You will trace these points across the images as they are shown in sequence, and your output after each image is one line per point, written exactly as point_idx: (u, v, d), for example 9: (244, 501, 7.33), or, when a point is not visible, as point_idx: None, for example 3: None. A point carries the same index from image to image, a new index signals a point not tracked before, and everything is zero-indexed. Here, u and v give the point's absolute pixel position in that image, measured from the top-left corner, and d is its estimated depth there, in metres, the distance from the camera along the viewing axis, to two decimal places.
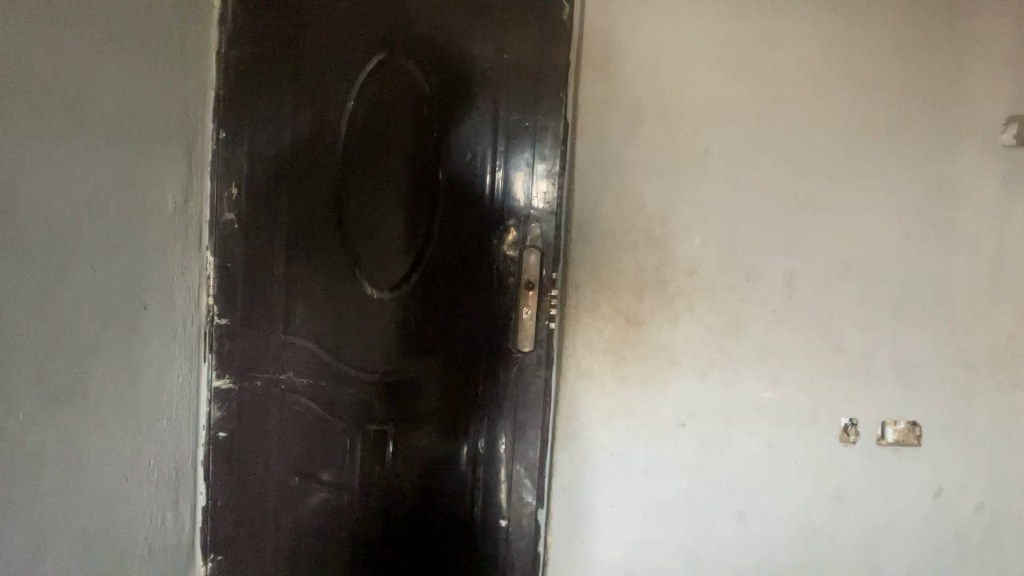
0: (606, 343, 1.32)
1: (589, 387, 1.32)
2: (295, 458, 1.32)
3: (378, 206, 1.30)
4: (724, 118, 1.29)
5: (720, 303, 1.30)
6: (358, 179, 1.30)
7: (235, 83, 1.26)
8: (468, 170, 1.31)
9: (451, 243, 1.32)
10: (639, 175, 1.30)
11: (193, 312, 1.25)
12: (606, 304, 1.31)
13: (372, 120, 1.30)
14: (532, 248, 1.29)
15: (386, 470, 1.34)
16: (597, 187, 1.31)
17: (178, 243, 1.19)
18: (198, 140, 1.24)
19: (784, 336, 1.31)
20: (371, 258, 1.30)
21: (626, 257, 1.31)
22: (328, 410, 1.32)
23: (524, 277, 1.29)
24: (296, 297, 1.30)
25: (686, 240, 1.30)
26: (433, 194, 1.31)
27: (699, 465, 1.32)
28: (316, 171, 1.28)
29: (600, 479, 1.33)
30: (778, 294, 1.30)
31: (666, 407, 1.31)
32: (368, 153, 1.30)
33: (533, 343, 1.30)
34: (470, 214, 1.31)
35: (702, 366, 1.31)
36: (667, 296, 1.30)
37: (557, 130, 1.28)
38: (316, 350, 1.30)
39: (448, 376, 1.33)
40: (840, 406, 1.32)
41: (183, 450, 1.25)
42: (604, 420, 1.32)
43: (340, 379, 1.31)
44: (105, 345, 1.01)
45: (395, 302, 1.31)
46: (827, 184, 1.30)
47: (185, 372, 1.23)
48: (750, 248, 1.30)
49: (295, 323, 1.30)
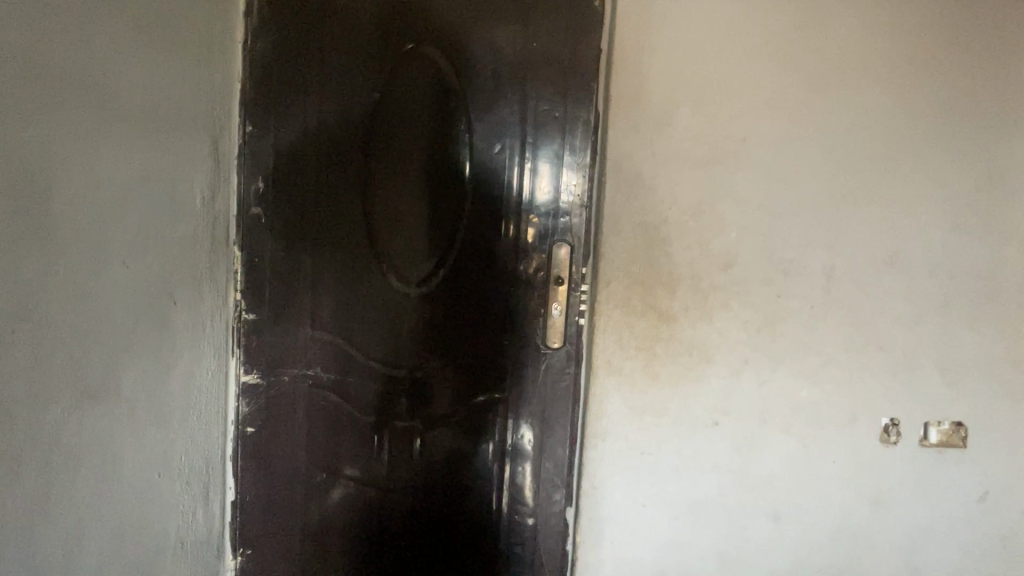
0: (638, 340, 1.28)
1: (620, 385, 1.29)
2: (322, 453, 1.32)
3: (405, 201, 1.28)
4: (763, 106, 1.24)
5: (756, 299, 1.26)
6: (384, 173, 1.28)
7: (262, 76, 1.25)
8: (496, 163, 1.28)
9: (479, 238, 1.29)
10: (674, 166, 1.25)
11: (221, 307, 1.24)
12: (638, 300, 1.27)
13: (398, 112, 1.27)
14: (561, 242, 1.27)
15: (412, 466, 1.33)
16: (630, 179, 1.26)
17: (206, 239, 1.18)
18: (224, 135, 1.23)
19: (822, 333, 1.26)
20: (398, 253, 1.29)
21: (658, 251, 1.27)
22: (355, 405, 1.31)
23: (553, 272, 1.27)
24: (323, 293, 1.29)
25: (721, 234, 1.26)
26: (459, 188, 1.28)
27: (733, 465, 1.29)
28: (341, 166, 1.26)
29: (630, 478, 1.30)
30: (817, 290, 1.26)
31: (699, 405, 1.28)
32: (394, 147, 1.27)
33: (562, 340, 1.28)
34: (497, 207, 1.28)
35: (737, 364, 1.27)
36: (701, 291, 1.26)
37: (588, 121, 1.26)
38: (342, 345, 1.29)
39: (475, 373, 1.31)
40: (880, 406, 1.27)
41: (212, 446, 1.25)
42: (635, 419, 1.29)
43: (367, 375, 1.30)
44: (137, 343, 1.01)
45: (421, 297, 1.30)
46: (870, 175, 1.24)
47: (214, 368, 1.23)
48: (788, 242, 1.25)
49: (321, 319, 1.29)
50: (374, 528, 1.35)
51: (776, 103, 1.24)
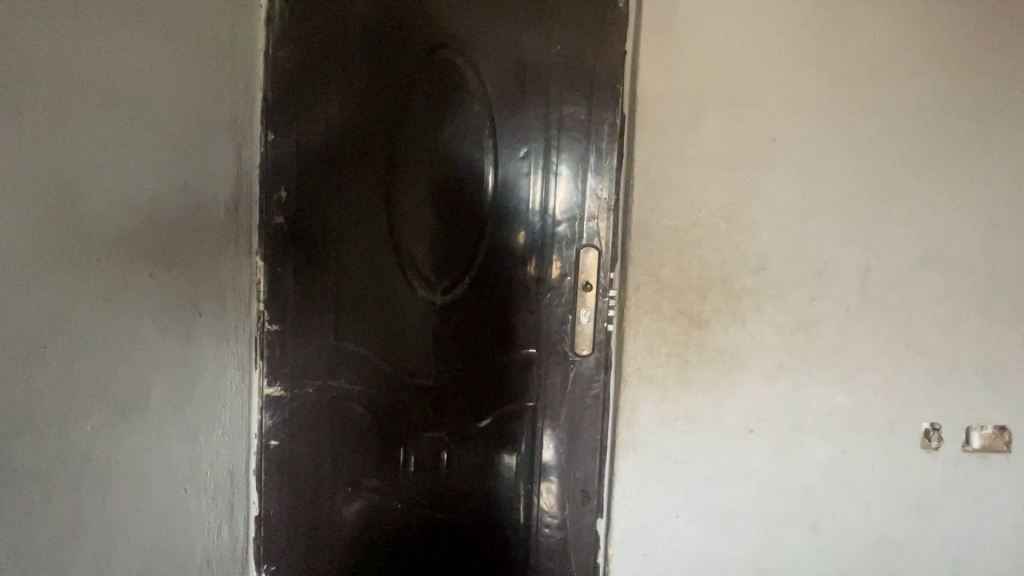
0: (669, 346, 1.24)
1: (651, 393, 1.25)
2: (346, 466, 1.29)
3: (429, 207, 1.26)
4: (792, 105, 1.22)
5: (790, 302, 1.23)
6: (408, 180, 1.26)
7: (284, 82, 1.24)
8: (520, 167, 1.26)
9: (505, 244, 1.26)
10: (703, 167, 1.23)
11: (245, 319, 1.22)
12: (669, 304, 1.24)
13: (422, 118, 1.25)
14: (588, 246, 1.25)
15: (438, 478, 1.30)
16: (658, 182, 1.23)
17: (229, 249, 1.16)
18: (247, 143, 1.21)
19: (858, 336, 1.23)
20: (423, 261, 1.27)
21: (688, 255, 1.23)
22: (379, 416, 1.28)
23: (581, 278, 1.25)
24: (347, 302, 1.27)
25: (751, 236, 1.23)
26: (484, 194, 1.26)
27: (769, 473, 1.25)
28: (365, 173, 1.25)
29: (663, 490, 1.26)
30: (852, 292, 1.23)
31: (733, 412, 1.24)
32: (419, 153, 1.26)
33: (591, 346, 1.26)
34: (522, 212, 1.26)
35: (771, 369, 1.24)
36: (733, 295, 1.23)
37: (615, 123, 1.25)
38: (367, 355, 1.27)
39: (503, 382, 1.28)
40: (920, 410, 1.24)
41: (237, 461, 1.22)
42: (667, 428, 1.25)
43: (392, 385, 1.28)
44: (163, 356, 0.99)
45: (446, 306, 1.28)
46: (905, 174, 1.21)
47: (238, 381, 1.21)
48: (821, 244, 1.22)
49: (345, 329, 1.27)
50: (399, 542, 1.32)
51: (806, 101, 1.22)
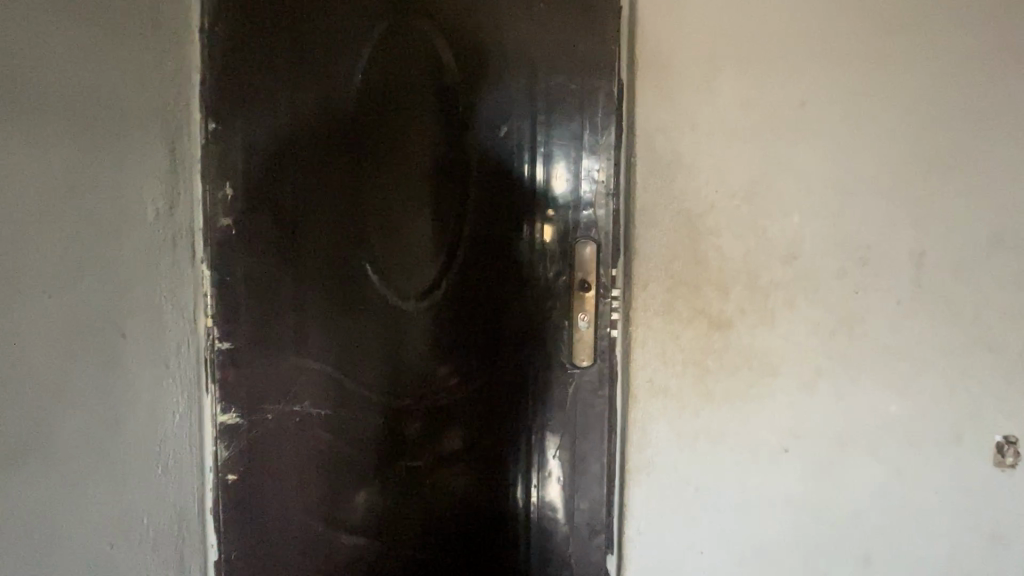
0: (684, 353, 1.06)
1: (664, 408, 1.07)
2: (317, 502, 1.13)
3: (399, 200, 1.08)
4: (824, 61, 1.02)
5: (829, 295, 1.03)
6: (371, 169, 1.08)
7: (223, 62, 1.06)
8: (503, 150, 1.08)
9: (488, 241, 1.09)
10: (719, 141, 1.03)
11: (189, 337, 1.05)
12: (683, 304, 1.05)
13: (385, 96, 1.07)
14: (586, 239, 1.06)
15: (423, 512, 1.13)
16: (665, 161, 1.05)
17: (164, 256, 0.99)
18: (181, 135, 1.04)
19: (913, 334, 1.03)
20: (394, 263, 1.09)
21: (705, 244, 1.04)
22: (353, 445, 1.12)
23: (578, 276, 1.07)
24: (309, 314, 1.10)
25: (780, 219, 1.03)
26: (461, 183, 1.08)
27: (810, 498, 1.06)
28: (322, 163, 1.07)
29: (684, 519, 1.08)
30: (905, 281, 1.02)
31: (765, 429, 1.05)
32: (384, 138, 1.07)
33: (593, 356, 1.08)
34: (507, 202, 1.08)
35: (808, 376, 1.04)
36: (760, 290, 1.04)
37: (611, 93, 1.05)
38: (335, 374, 1.10)
39: (492, 400, 1.11)
40: (992, 420, 1.03)
41: (186, 502, 1.06)
42: (686, 448, 1.06)
43: (364, 407, 1.11)
44: (75, 387, 0.82)
45: (423, 314, 1.10)
46: (966, 136, 1.00)
47: (182, 410, 1.04)
48: (865, 225, 1.02)
49: (308, 345, 1.10)
50: None
51: (841, 55, 1.01)
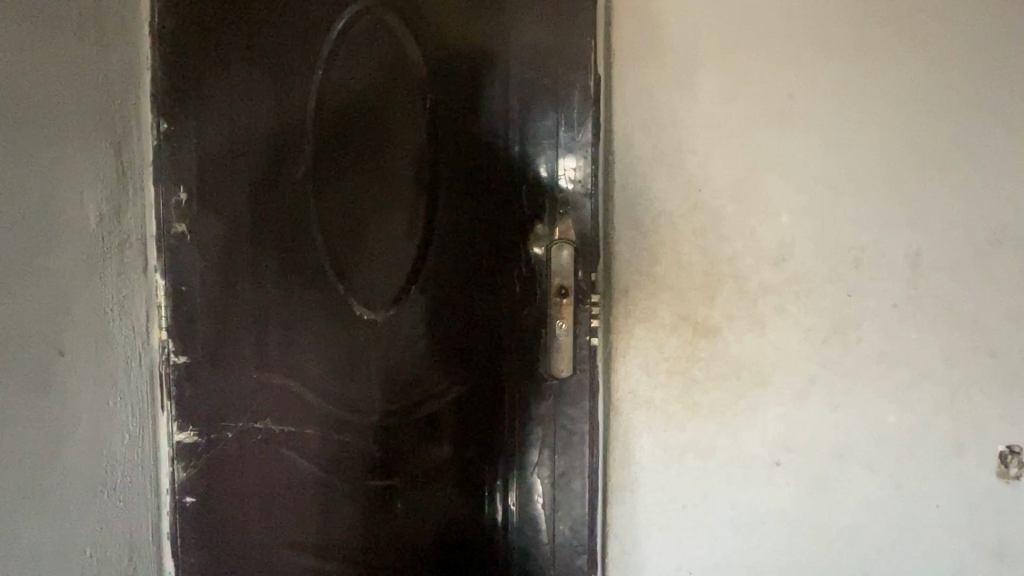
0: (669, 363, 0.99)
1: (648, 421, 1.01)
2: (281, 526, 1.05)
3: (363, 203, 1.01)
4: (811, 51, 0.96)
5: (820, 300, 0.97)
6: (333, 170, 1.01)
7: (175, 59, 1.00)
8: (473, 148, 1.01)
9: (459, 245, 1.02)
10: (702, 137, 0.98)
11: (141, 351, 1.00)
12: (666, 310, 0.99)
13: (347, 93, 1.00)
14: (562, 242, 0.99)
15: (394, 536, 1.06)
16: (645, 159, 0.99)
17: (111, 266, 0.93)
18: (130, 137, 0.98)
19: (910, 340, 0.97)
20: (359, 269, 1.02)
21: (689, 247, 0.98)
22: (318, 464, 1.05)
23: (554, 282, 1.00)
24: (269, 325, 1.03)
25: (768, 219, 0.97)
26: (429, 184, 1.01)
27: (805, 516, 0.99)
28: (281, 165, 1.01)
29: (671, 539, 1.02)
30: (900, 284, 0.96)
31: (755, 442, 0.99)
32: (346, 136, 1.00)
33: (572, 367, 1.00)
34: (478, 204, 1.01)
35: (800, 385, 0.98)
36: (747, 294, 0.98)
37: (588, 86, 0.98)
38: (298, 389, 1.03)
39: (465, 415, 1.04)
40: (996, 429, 0.97)
41: (138, 527, 0.99)
42: (672, 463, 1.00)
43: (330, 424, 1.04)
44: (8, 406, 0.76)
45: (391, 324, 1.03)
46: (962, 129, 0.95)
47: (134, 430, 0.98)
48: (857, 225, 0.97)
49: (269, 358, 1.03)
50: None
51: (829, 45, 0.96)
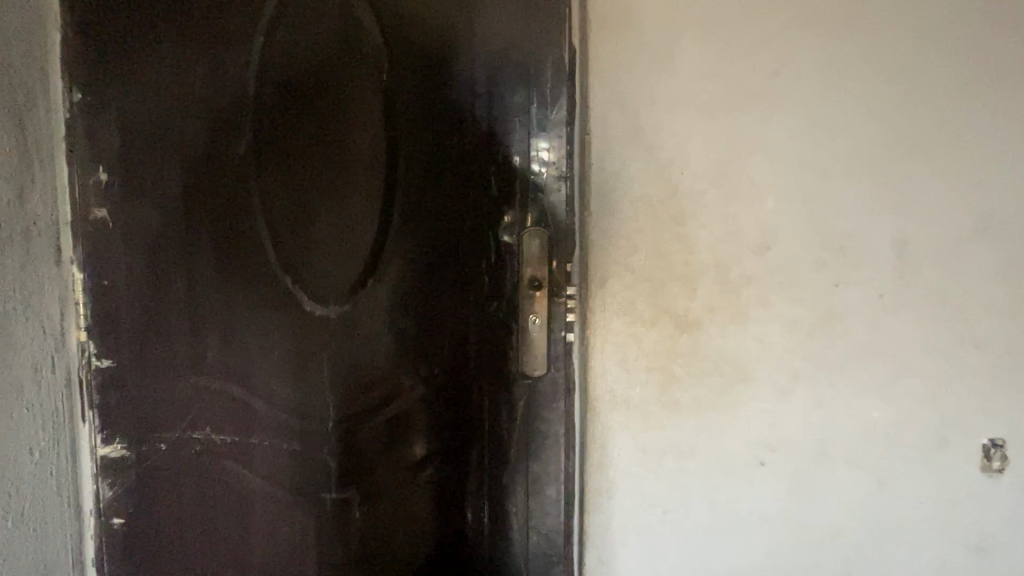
0: (649, 359, 0.93)
1: (627, 422, 0.94)
2: (223, 545, 0.95)
3: (313, 186, 0.91)
4: (797, 25, 0.90)
5: (805, 290, 0.92)
6: (281, 147, 0.90)
7: (90, 22, 0.88)
8: (437, 125, 0.91)
9: (423, 232, 0.92)
10: (684, 115, 0.91)
11: (56, 355, 0.88)
12: (645, 303, 0.92)
13: (293, 61, 0.89)
14: (535, 229, 0.91)
15: (353, 553, 0.97)
16: (622, 141, 0.92)
17: (13, 258, 0.81)
18: (37, 109, 0.85)
19: (895, 332, 0.93)
20: (311, 258, 0.92)
21: (669, 235, 0.92)
22: (265, 477, 0.94)
23: (527, 272, 0.92)
24: (207, 324, 0.92)
25: (752, 205, 0.91)
26: (389, 163, 0.91)
27: (788, 517, 0.95)
28: (219, 141, 0.90)
29: (651, 545, 0.96)
30: (886, 273, 0.92)
31: (739, 442, 0.94)
32: (293, 109, 0.90)
33: (546, 364, 0.92)
34: (443, 187, 0.92)
35: (784, 381, 0.93)
36: (730, 285, 0.92)
37: (561, 59, 0.90)
38: (240, 394, 0.93)
39: (430, 418, 0.95)
40: (981, 423, 0.93)
41: (53, 554, 0.87)
42: (651, 466, 0.94)
43: (279, 432, 0.94)
44: None
45: (345, 321, 0.93)
46: (950, 110, 0.90)
47: (47, 444, 0.86)
48: (843, 211, 0.92)
49: (207, 361, 0.92)
50: None
51: (815, 19, 0.90)
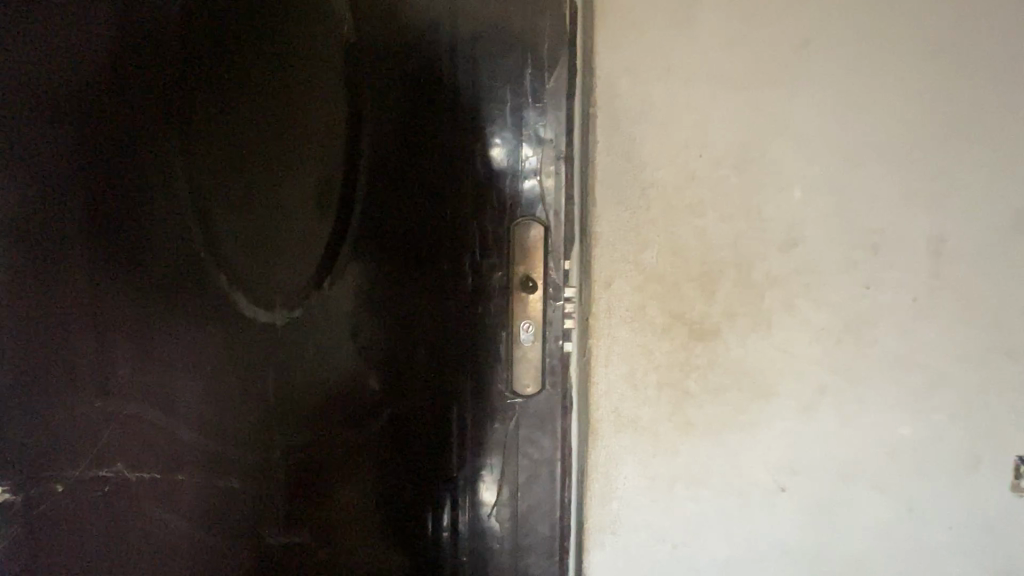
0: (659, 372, 0.80)
1: (633, 445, 0.81)
2: None
3: (254, 166, 0.75)
4: None
5: (834, 293, 0.81)
6: (215, 118, 0.74)
7: None
8: (411, 90, 0.75)
9: (390, 220, 0.76)
10: (703, 88, 0.78)
11: None
12: (656, 307, 0.79)
13: (229, 11, 0.73)
14: (528, 219, 0.76)
15: None
16: (632, 116, 0.78)
17: None
18: None
19: (929, 339, 0.83)
20: (251, 252, 0.75)
21: (685, 228, 0.79)
22: (192, 520, 0.78)
23: (518, 271, 0.77)
24: (114, 338, 0.75)
25: (778, 195, 0.79)
26: (349, 139, 0.75)
27: (810, 549, 0.84)
28: (136, 110, 0.73)
29: None
30: (921, 273, 0.82)
31: (758, 466, 0.82)
32: (232, 73, 0.74)
33: (539, 379, 0.78)
34: (416, 165, 0.76)
35: (809, 396, 0.82)
36: (752, 287, 0.80)
37: (561, 16, 0.75)
38: (158, 422, 0.77)
39: (400, 445, 0.79)
40: (1013, 438, 0.85)
41: None
42: (660, 496, 0.82)
43: (212, 466, 0.78)
44: None
45: (294, 328, 0.77)
46: (992, 91, 0.81)
47: None
48: (878, 203, 0.81)
49: (116, 382, 0.76)
50: None
51: None
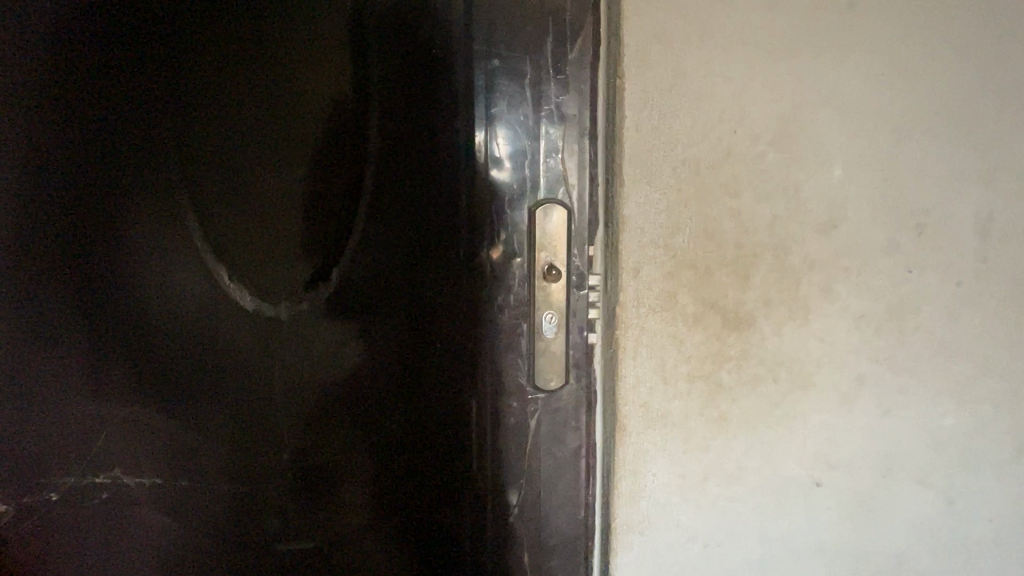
0: (691, 364, 0.75)
1: (663, 442, 0.76)
2: None
3: (253, 154, 0.72)
4: None
5: (876, 277, 0.76)
6: (215, 105, 0.71)
7: None
8: (421, 61, 0.68)
9: (397, 206, 0.71)
10: (739, 56, 0.71)
11: None
12: (688, 295, 0.73)
13: None
14: (551, 197, 0.68)
15: None
16: (664, 86, 0.70)
17: None
18: None
19: (975, 324, 0.78)
20: (253, 243, 0.73)
21: (719, 209, 0.73)
22: (194, 525, 0.77)
23: (539, 256, 0.69)
24: (107, 344, 0.75)
25: (817, 173, 0.74)
26: (354, 120, 0.71)
27: (846, 546, 0.80)
28: (140, 100, 0.72)
29: None
30: (968, 254, 0.77)
31: (793, 462, 0.78)
32: (230, 56, 0.71)
33: (563, 373, 0.71)
34: (425, 145, 0.70)
35: (849, 387, 0.77)
36: (789, 272, 0.75)
37: None
38: (153, 428, 0.76)
39: (415, 443, 0.75)
40: None
41: None
42: (692, 494, 0.77)
43: (218, 468, 0.76)
44: None
45: (297, 322, 0.73)
46: None
47: None
48: (924, 180, 0.75)
49: (109, 389, 0.76)
50: None
51: None
